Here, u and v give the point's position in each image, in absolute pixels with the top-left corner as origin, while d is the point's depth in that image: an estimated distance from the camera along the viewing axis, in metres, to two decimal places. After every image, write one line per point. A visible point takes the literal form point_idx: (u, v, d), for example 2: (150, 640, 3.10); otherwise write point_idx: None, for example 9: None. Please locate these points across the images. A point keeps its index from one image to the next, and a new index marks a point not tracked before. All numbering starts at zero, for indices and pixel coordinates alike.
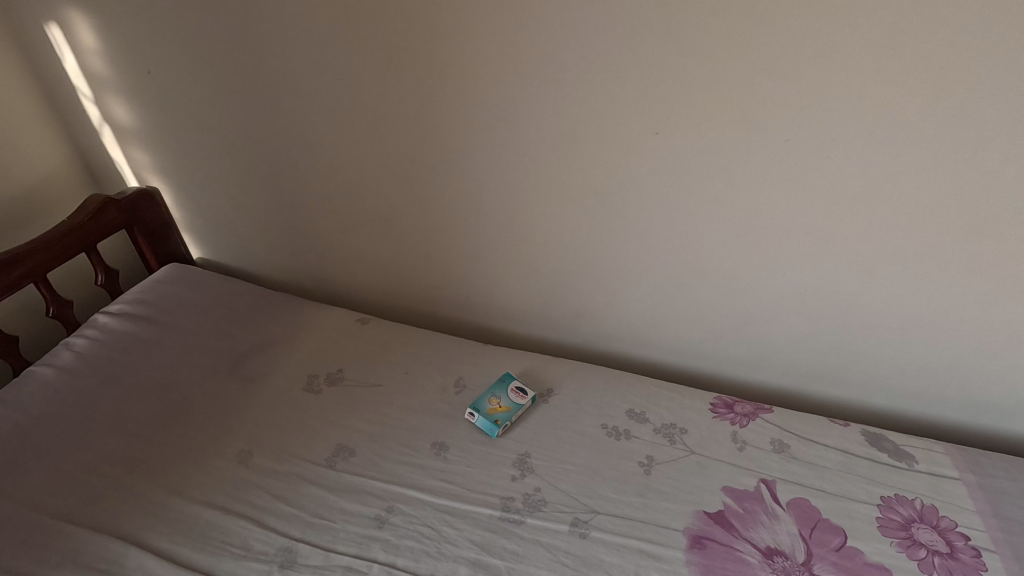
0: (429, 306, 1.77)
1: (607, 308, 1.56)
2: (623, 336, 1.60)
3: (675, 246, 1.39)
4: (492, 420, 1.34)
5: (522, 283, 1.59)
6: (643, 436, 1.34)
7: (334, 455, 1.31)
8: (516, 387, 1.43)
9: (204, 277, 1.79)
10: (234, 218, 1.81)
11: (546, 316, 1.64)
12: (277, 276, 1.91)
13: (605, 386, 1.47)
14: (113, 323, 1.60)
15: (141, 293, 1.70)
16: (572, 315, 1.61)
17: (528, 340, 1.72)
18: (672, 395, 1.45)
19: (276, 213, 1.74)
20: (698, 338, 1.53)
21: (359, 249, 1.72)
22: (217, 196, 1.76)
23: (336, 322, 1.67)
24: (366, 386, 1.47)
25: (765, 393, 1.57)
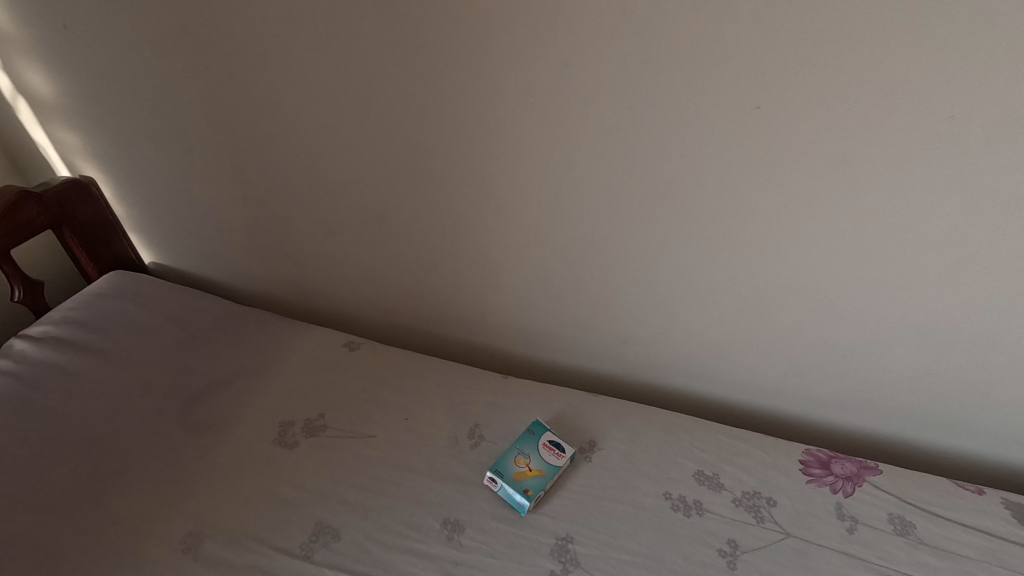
0: (432, 323, 1.43)
1: (659, 333, 1.22)
2: (677, 367, 1.27)
3: (761, 260, 1.04)
4: (520, 489, 1.02)
5: (551, 300, 1.26)
6: (721, 511, 1.02)
7: (312, 541, 0.98)
8: (549, 439, 1.10)
9: (154, 288, 1.45)
10: (191, 214, 1.46)
11: (578, 339, 1.31)
12: (246, 284, 1.57)
13: (661, 436, 1.15)
14: (33, 350, 1.25)
15: (73, 309, 1.35)
16: (613, 340, 1.27)
17: (554, 368, 1.39)
18: (750, 449, 1.13)
19: (241, 208, 1.39)
20: (776, 374, 1.20)
21: (345, 253, 1.38)
22: (166, 187, 1.42)
23: (316, 348, 1.34)
24: (355, 437, 1.14)
25: (856, 442, 1.25)
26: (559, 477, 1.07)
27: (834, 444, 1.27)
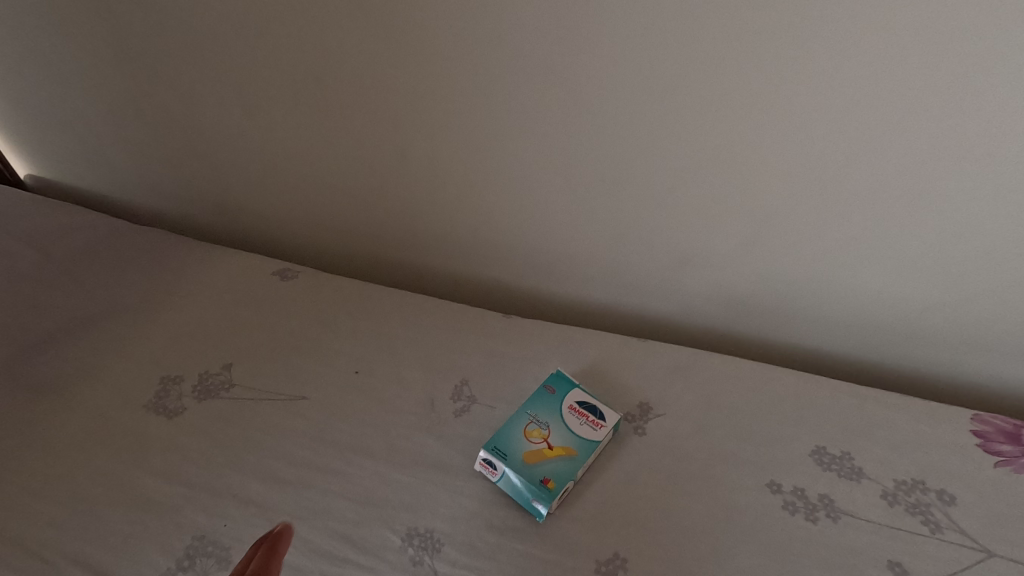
0: (400, 251, 1.00)
1: (741, 249, 0.78)
2: (765, 308, 0.83)
3: (940, 109, 0.60)
4: (536, 481, 0.61)
5: (575, 201, 0.83)
6: (867, 515, 0.61)
7: (183, 569, 0.58)
8: (578, 401, 0.69)
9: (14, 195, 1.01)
10: (68, 96, 1.04)
11: (614, 266, 0.88)
12: (150, 203, 1.14)
13: (753, 398, 0.73)
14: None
15: None
16: (668, 264, 0.85)
17: (576, 313, 0.96)
18: (894, 415, 0.71)
19: (130, 79, 0.98)
20: (928, 318, 0.76)
21: (274, 143, 0.95)
22: (28, 53, 1.00)
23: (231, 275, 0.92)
24: (276, 399, 0.73)
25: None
26: (596, 459, 0.66)
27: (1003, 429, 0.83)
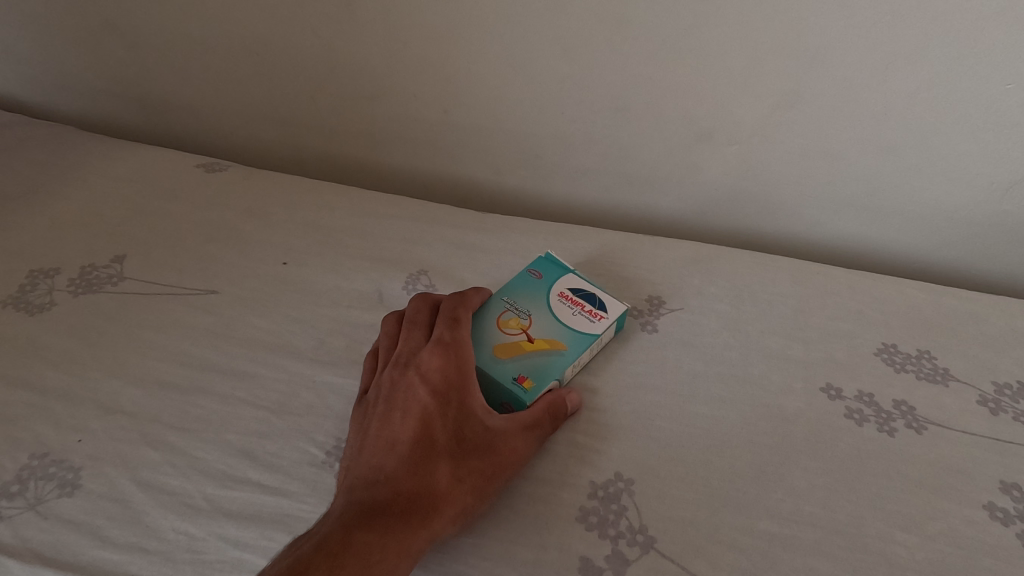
0: (356, 142, 0.83)
1: (781, 101, 0.61)
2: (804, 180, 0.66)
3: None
4: (510, 376, 0.45)
5: (565, 54, 0.65)
6: (963, 425, 0.45)
7: (12, 498, 0.41)
8: (570, 287, 0.52)
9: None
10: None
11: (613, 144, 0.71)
12: (56, 102, 0.96)
13: (793, 289, 0.56)
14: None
15: None
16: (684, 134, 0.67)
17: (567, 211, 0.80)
18: (981, 304, 0.55)
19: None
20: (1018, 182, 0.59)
21: (191, 4, 0.77)
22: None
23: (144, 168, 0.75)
24: (175, 295, 0.57)
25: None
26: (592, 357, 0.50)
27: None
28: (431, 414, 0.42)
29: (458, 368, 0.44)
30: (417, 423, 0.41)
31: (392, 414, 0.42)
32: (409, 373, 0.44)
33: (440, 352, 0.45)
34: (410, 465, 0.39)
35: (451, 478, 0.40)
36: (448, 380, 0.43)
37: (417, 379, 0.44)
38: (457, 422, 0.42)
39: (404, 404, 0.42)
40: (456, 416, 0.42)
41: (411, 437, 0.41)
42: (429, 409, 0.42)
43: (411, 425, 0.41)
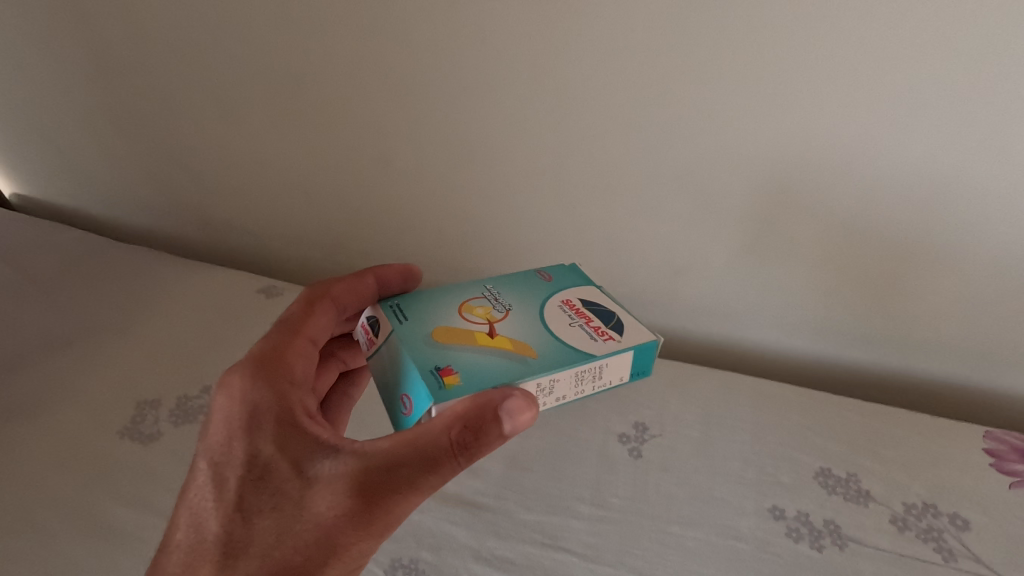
0: (380, 246, 0.93)
1: (764, 188, 0.69)
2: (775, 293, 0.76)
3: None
4: (430, 364, 0.40)
5: (574, 159, 0.75)
6: (877, 542, 0.58)
7: None
8: (584, 301, 0.48)
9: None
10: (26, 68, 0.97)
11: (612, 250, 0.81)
12: (133, 222, 1.11)
13: (754, 418, 0.70)
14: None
15: None
16: (676, 240, 0.77)
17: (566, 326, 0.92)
18: (903, 433, 0.69)
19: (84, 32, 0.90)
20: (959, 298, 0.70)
21: (248, 110, 0.88)
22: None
23: (208, 294, 0.90)
24: None
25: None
26: (587, 387, 0.43)
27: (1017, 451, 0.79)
28: (244, 469, 0.39)
29: (245, 413, 0.41)
30: (212, 501, 0.39)
31: (185, 496, 0.40)
32: (201, 438, 0.42)
33: (221, 399, 0.42)
34: (216, 556, 0.38)
35: (269, 530, 0.38)
36: (232, 428, 0.40)
37: (205, 445, 0.41)
38: (255, 483, 0.39)
39: (195, 480, 0.40)
40: (249, 478, 0.39)
41: (212, 518, 0.39)
42: (218, 482, 0.40)
43: (210, 502, 0.39)
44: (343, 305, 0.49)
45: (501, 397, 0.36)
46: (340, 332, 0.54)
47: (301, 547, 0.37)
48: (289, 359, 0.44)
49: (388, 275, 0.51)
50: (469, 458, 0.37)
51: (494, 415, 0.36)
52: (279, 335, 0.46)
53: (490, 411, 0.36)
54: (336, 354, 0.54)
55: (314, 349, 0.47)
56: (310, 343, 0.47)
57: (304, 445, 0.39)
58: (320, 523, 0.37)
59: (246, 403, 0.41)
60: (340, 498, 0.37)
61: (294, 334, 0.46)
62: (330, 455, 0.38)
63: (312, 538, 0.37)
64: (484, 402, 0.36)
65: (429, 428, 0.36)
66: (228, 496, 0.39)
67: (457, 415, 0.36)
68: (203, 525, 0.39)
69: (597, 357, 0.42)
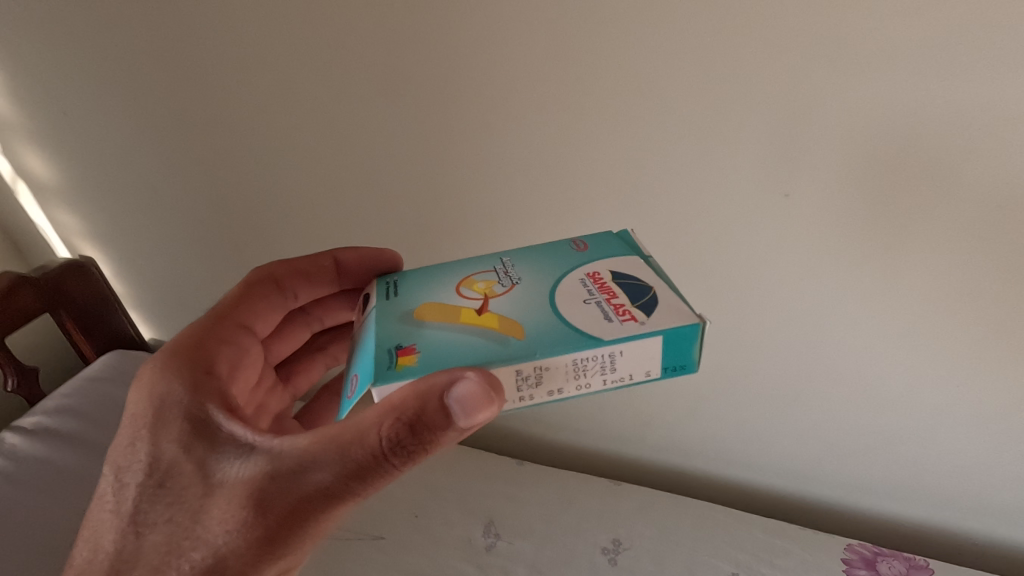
0: None
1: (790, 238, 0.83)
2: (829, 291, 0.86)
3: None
4: (395, 345, 0.51)
5: (650, 135, 0.81)
6: None
7: None
8: (620, 286, 0.56)
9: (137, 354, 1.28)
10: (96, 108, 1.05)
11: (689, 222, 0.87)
12: None
13: (691, 534, 1.06)
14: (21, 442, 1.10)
15: (63, 393, 1.21)
16: (765, 179, 0.80)
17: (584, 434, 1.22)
18: (790, 546, 1.04)
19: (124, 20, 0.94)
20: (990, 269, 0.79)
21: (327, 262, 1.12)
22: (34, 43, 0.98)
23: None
24: (361, 538, 1.06)
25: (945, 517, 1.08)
26: (595, 380, 0.50)
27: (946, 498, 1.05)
28: (163, 462, 0.55)
29: (156, 410, 0.57)
30: (131, 502, 0.56)
31: (117, 497, 0.57)
32: (128, 441, 0.58)
33: (152, 367, 0.61)
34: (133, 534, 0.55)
35: (158, 544, 0.53)
36: (153, 408, 0.57)
37: (131, 448, 0.57)
38: (158, 489, 0.55)
39: (124, 487, 0.57)
40: (156, 485, 0.55)
41: (143, 478, 0.56)
42: (139, 489, 0.56)
43: (130, 492, 0.56)
44: (287, 289, 0.75)
45: (451, 386, 0.45)
46: (316, 328, 0.82)
47: (221, 543, 0.51)
48: (210, 351, 0.64)
49: (351, 260, 0.75)
50: (413, 453, 0.48)
51: (446, 411, 0.45)
52: (220, 314, 0.70)
53: (434, 399, 0.45)
54: (307, 311, 0.80)
55: (248, 335, 0.71)
56: (242, 328, 0.70)
57: (213, 448, 0.54)
58: (236, 530, 0.50)
59: (156, 393, 0.58)
60: (242, 508, 0.50)
61: (226, 320, 0.70)
62: (238, 461, 0.52)
63: (229, 540, 0.51)
64: (432, 392, 0.45)
65: (362, 424, 0.47)
66: (150, 478, 0.55)
67: (397, 406, 0.46)
68: (131, 508, 0.55)
69: (607, 344, 0.48)
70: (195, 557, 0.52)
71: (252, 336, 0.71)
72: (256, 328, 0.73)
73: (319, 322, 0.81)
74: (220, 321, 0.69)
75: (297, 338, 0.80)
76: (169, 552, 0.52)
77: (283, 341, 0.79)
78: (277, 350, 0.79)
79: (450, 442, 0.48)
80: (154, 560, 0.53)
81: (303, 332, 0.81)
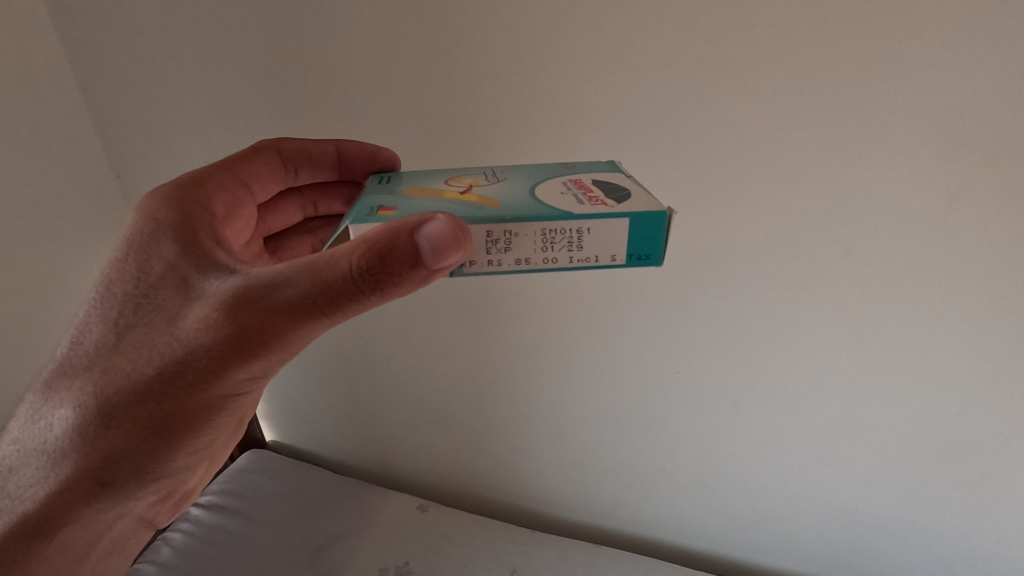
0: None
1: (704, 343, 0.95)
2: (831, 372, 0.79)
3: (1002, 55, 0.54)
4: (375, 203, 0.40)
5: None
6: None
7: None
8: (596, 181, 0.43)
9: (244, 459, 1.16)
10: (81, 218, 0.85)
11: (636, 430, 0.97)
12: None
13: None
14: (201, 513, 1.04)
15: (240, 469, 1.14)
16: None
17: (567, 486, 1.10)
18: None
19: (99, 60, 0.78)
20: (959, 339, 0.70)
21: None
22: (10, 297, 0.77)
23: (407, 469, 1.22)
24: None
25: (816, 563, 1.00)
26: (561, 259, 0.39)
27: (875, 547, 0.93)
28: (71, 348, 0.36)
29: (134, 241, 0.37)
30: (67, 388, 0.35)
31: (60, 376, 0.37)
32: (88, 337, 0.36)
33: (125, 236, 0.38)
34: (78, 424, 0.35)
35: (72, 419, 0.35)
36: (131, 233, 0.38)
37: (73, 346, 0.36)
38: (81, 378, 0.35)
39: (70, 352, 0.36)
40: (80, 377, 0.35)
41: (85, 363, 0.35)
42: (71, 393, 0.35)
43: (63, 356, 0.36)
44: (293, 167, 0.49)
45: (419, 223, 0.32)
46: (310, 214, 0.54)
47: (76, 408, 0.35)
48: (206, 190, 0.41)
49: (353, 153, 0.50)
50: (373, 293, 0.33)
51: (413, 258, 0.32)
52: (226, 163, 0.46)
53: (401, 238, 0.32)
54: (302, 192, 0.53)
55: (247, 195, 0.45)
56: (241, 182, 0.45)
57: (201, 262, 0.35)
58: (103, 393, 0.34)
59: (185, 175, 0.42)
60: (208, 319, 0.33)
61: (226, 169, 0.45)
62: (223, 276, 0.34)
63: (87, 417, 0.34)
64: (397, 227, 0.32)
65: (329, 254, 0.32)
66: (57, 362, 0.37)
67: (364, 241, 0.32)
68: (52, 364, 0.37)
69: (574, 217, 0.38)
70: (61, 410, 0.35)
71: (250, 197, 0.46)
72: (255, 191, 0.47)
73: (314, 211, 0.54)
74: (265, 146, 0.48)
75: (291, 215, 0.53)
76: (27, 426, 0.37)
77: (277, 216, 0.52)
78: (271, 229, 0.52)
79: (404, 293, 0.34)
80: (49, 377, 0.36)
81: (297, 214, 0.53)
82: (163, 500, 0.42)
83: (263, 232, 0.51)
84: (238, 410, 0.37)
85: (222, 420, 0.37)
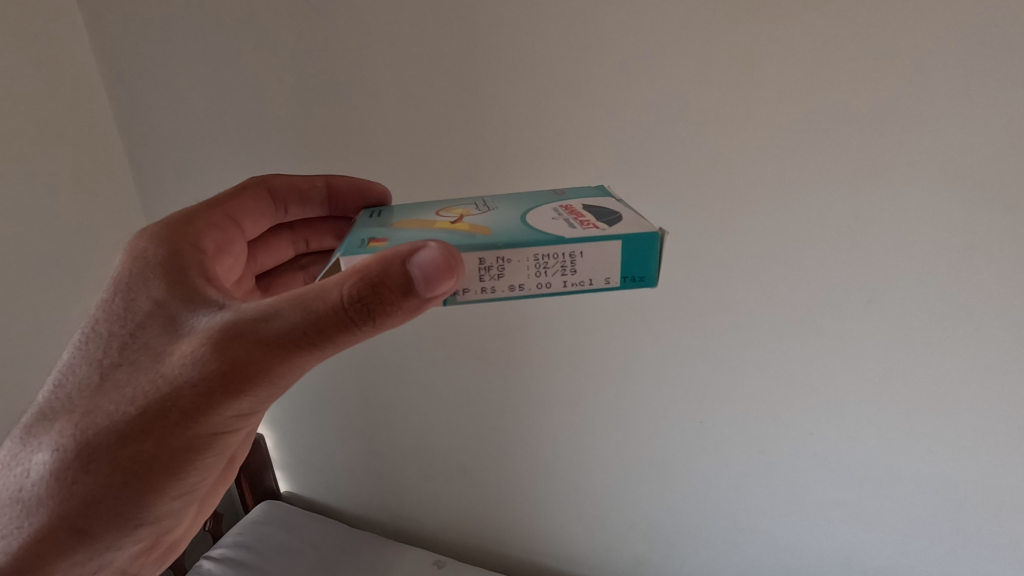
0: None
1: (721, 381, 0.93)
2: (857, 419, 0.75)
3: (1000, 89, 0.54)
4: (366, 236, 0.40)
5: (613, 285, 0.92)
6: None
7: None
8: (586, 207, 0.43)
9: (257, 511, 1.13)
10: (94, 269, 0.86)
11: (653, 481, 0.94)
12: None
13: None
14: (213, 567, 1.01)
15: (253, 521, 1.11)
16: None
17: (585, 540, 1.06)
18: None
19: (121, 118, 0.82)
20: (986, 377, 0.67)
21: None
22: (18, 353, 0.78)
23: (421, 523, 1.18)
24: None
25: None
26: (554, 284, 0.39)
27: None
28: (54, 392, 0.36)
29: (121, 282, 0.37)
30: (47, 432, 0.35)
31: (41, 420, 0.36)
32: (70, 380, 0.36)
33: (112, 278, 0.38)
34: (58, 470, 0.34)
35: (48, 462, 0.34)
36: (119, 275, 0.38)
37: (54, 391, 0.36)
38: (62, 422, 0.34)
39: (50, 397, 0.36)
40: (61, 422, 0.35)
41: (65, 408, 0.35)
42: (51, 436, 0.34)
43: (44, 401, 0.36)
44: (283, 203, 0.50)
45: (410, 251, 0.32)
46: (302, 250, 0.55)
47: (54, 452, 0.34)
48: (196, 228, 0.41)
49: (342, 186, 0.51)
50: (364, 325, 0.32)
51: (404, 287, 0.32)
52: (215, 201, 0.46)
53: (393, 267, 0.32)
54: (294, 227, 0.54)
55: (237, 231, 0.46)
56: (230, 220, 0.46)
57: (190, 299, 0.35)
58: (83, 436, 0.34)
59: (176, 214, 0.42)
60: (193, 356, 0.32)
61: (217, 208, 0.46)
62: (210, 312, 0.34)
63: (65, 460, 0.34)
64: (388, 257, 0.32)
65: (319, 285, 0.32)
66: (39, 406, 0.36)
67: (354, 270, 0.32)
68: (33, 409, 0.36)
69: (566, 241, 0.37)
70: (40, 453, 0.35)
71: (240, 233, 0.47)
72: (244, 227, 0.48)
73: (306, 248, 0.55)
74: (255, 183, 0.49)
75: (282, 251, 0.53)
76: (7, 472, 0.36)
77: (269, 253, 0.52)
78: (263, 267, 0.52)
79: (395, 324, 0.34)
80: (30, 422, 0.36)
81: (288, 250, 0.54)
82: (148, 548, 0.41)
83: (254, 268, 0.51)
84: (225, 451, 0.36)
85: (208, 461, 0.36)
